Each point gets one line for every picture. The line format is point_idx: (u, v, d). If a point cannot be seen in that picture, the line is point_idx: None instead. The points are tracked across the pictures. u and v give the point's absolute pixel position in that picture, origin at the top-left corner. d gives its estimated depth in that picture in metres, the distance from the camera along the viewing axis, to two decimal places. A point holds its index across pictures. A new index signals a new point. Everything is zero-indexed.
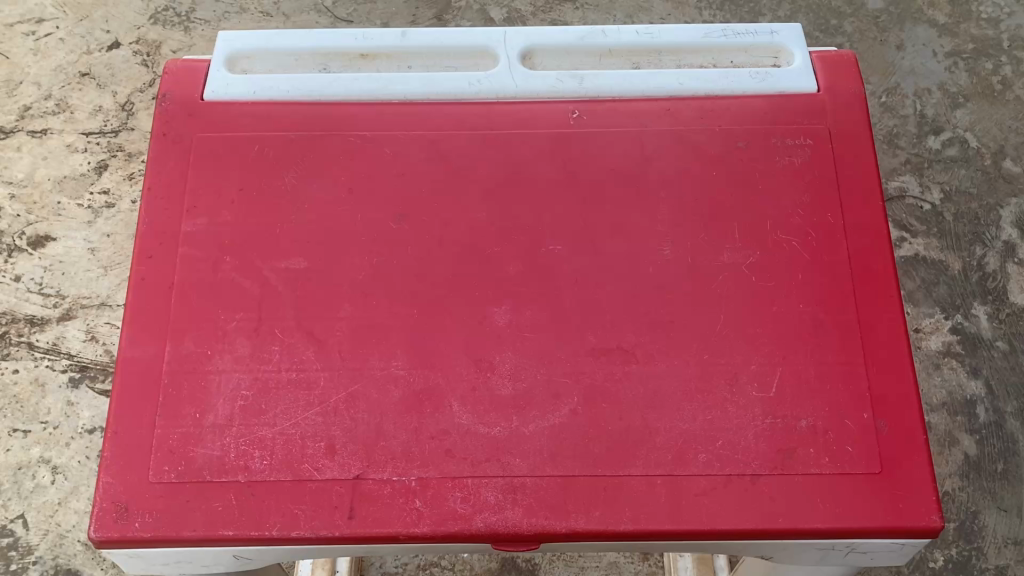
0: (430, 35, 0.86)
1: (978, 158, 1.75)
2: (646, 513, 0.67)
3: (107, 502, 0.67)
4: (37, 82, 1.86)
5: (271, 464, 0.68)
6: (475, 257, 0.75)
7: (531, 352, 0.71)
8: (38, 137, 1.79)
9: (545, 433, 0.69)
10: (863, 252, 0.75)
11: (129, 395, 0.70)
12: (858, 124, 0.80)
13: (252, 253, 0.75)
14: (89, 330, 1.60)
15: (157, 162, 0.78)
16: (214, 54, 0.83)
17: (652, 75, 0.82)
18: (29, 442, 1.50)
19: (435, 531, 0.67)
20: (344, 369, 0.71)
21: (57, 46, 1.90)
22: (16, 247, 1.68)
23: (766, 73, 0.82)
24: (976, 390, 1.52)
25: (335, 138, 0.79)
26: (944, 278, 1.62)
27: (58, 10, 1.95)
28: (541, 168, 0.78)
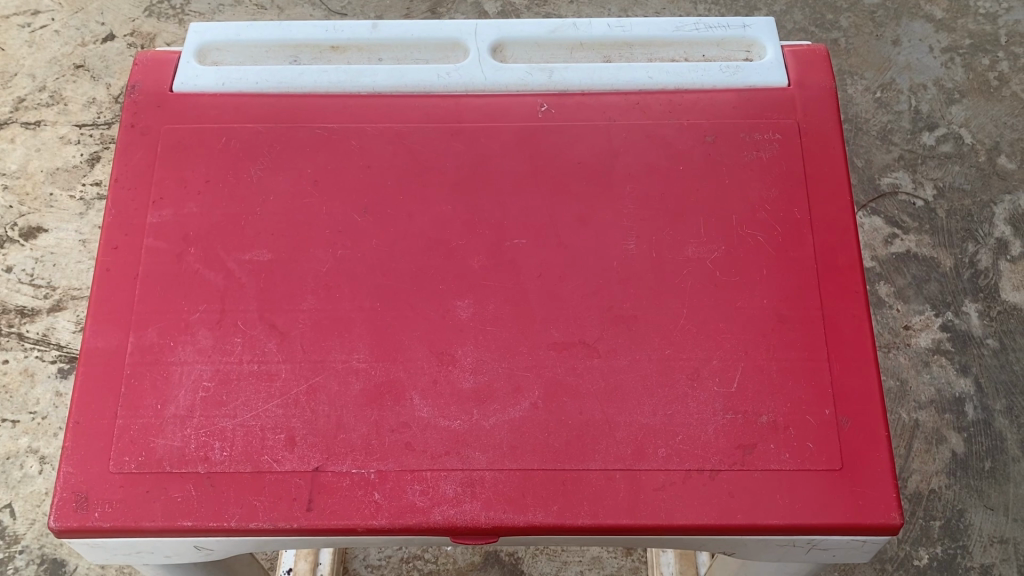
0: (401, 27, 0.85)
1: (972, 154, 1.74)
2: (604, 508, 0.67)
3: (67, 492, 0.67)
4: (31, 73, 1.86)
5: (231, 455, 0.68)
6: (439, 250, 0.75)
7: (492, 346, 0.71)
8: (32, 129, 1.80)
9: (504, 427, 0.69)
10: (830, 248, 0.74)
11: (90, 385, 0.70)
12: (829, 119, 0.79)
13: (216, 245, 0.75)
14: (78, 321, 1.60)
15: (124, 154, 0.78)
16: (185, 46, 0.83)
17: (622, 68, 0.82)
18: (17, 432, 1.51)
19: (393, 524, 0.67)
20: (306, 361, 0.71)
21: (52, 38, 1.91)
22: (8, 238, 1.68)
23: (737, 67, 0.82)
24: (965, 387, 1.51)
25: (302, 130, 0.79)
26: (936, 275, 1.61)
27: (54, 2, 1.96)
28: (508, 161, 0.78)
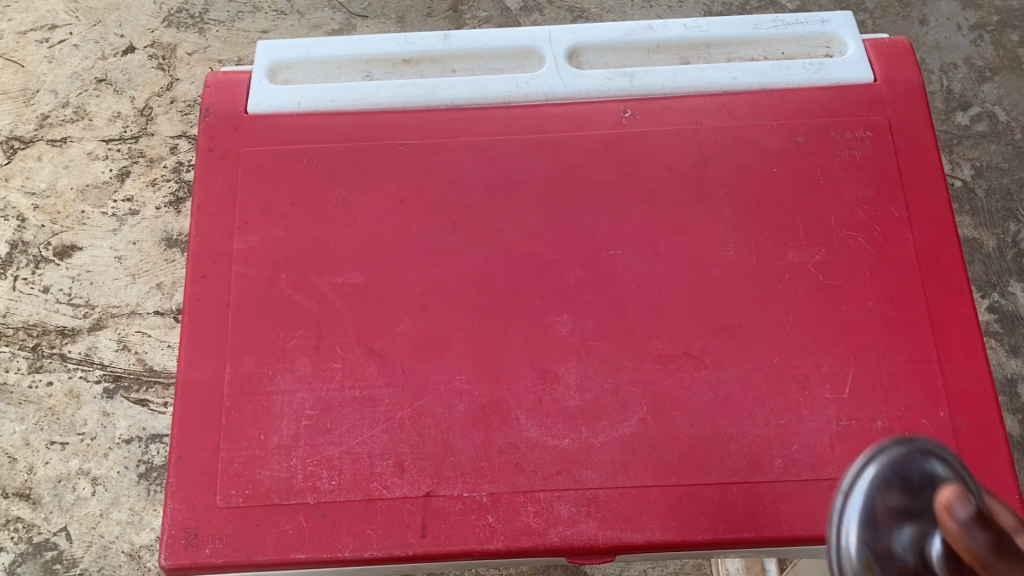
0: (473, 36, 0.84)
1: (1009, 132, 1.47)
2: (723, 522, 0.65)
3: (176, 529, 0.66)
4: (52, 89, 1.47)
5: (340, 484, 0.67)
6: (534, 265, 0.73)
7: (596, 362, 0.70)
8: (55, 147, 1.43)
9: (615, 443, 0.67)
10: (931, 247, 0.73)
11: (190, 418, 0.69)
12: (918, 114, 0.78)
13: (308, 270, 0.73)
14: (122, 340, 1.31)
15: (205, 179, 0.77)
16: (256, 66, 0.82)
17: (705, 70, 0.81)
18: (66, 454, 1.25)
19: (509, 547, 0.65)
20: (408, 384, 0.69)
21: (69, 52, 1.49)
22: (38, 258, 1.36)
23: (821, 65, 0.81)
24: (1018, 368, 1.32)
25: (383, 148, 0.77)
26: (979, 257, 1.39)
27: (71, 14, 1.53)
28: (596, 171, 0.76)
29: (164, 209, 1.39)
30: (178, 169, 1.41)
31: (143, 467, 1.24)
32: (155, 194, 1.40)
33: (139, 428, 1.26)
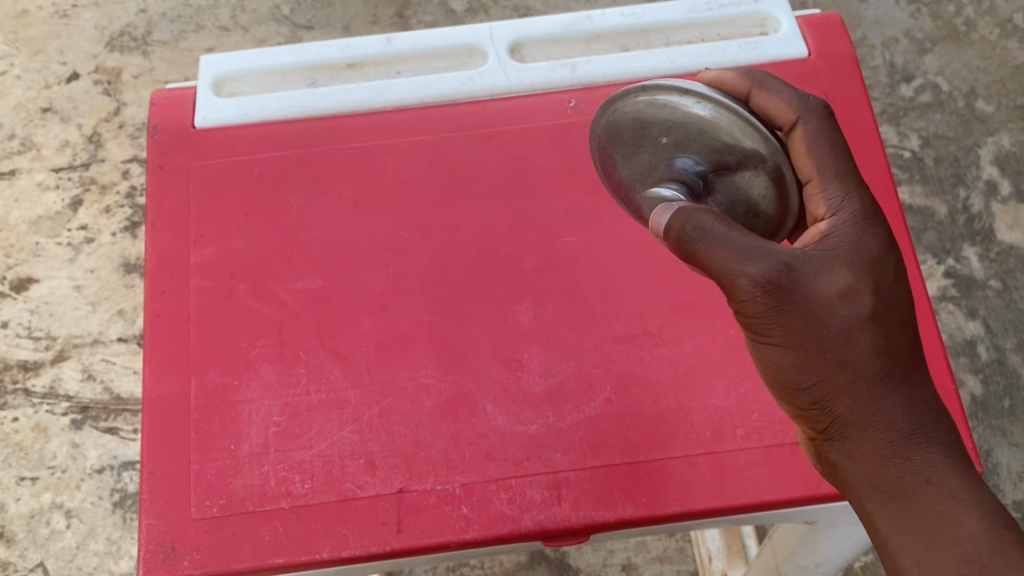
0: (415, 38, 0.85)
1: (950, 101, 1.49)
2: (691, 492, 0.66)
3: (152, 544, 0.66)
4: None
5: (313, 487, 0.67)
6: (491, 257, 0.74)
7: (557, 346, 0.71)
8: (4, 180, 1.41)
9: (582, 425, 0.68)
10: None
11: (158, 433, 0.69)
12: (852, 85, 0.80)
13: (267, 278, 0.73)
14: (86, 369, 1.29)
15: (157, 196, 0.77)
16: (201, 80, 0.82)
17: (644, 56, 0.82)
18: (38, 489, 1.23)
19: (485, 535, 0.65)
20: (374, 384, 0.70)
21: (11, 84, 1.47)
22: None
23: (756, 43, 0.83)
24: (975, 330, 1.35)
25: (334, 152, 0.78)
26: (932, 224, 1.41)
27: (8, 46, 1.50)
28: (545, 161, 0.77)
29: (120, 235, 1.38)
30: (132, 194, 1.40)
31: (117, 496, 1.23)
32: (110, 220, 1.38)
33: (111, 456, 1.25)
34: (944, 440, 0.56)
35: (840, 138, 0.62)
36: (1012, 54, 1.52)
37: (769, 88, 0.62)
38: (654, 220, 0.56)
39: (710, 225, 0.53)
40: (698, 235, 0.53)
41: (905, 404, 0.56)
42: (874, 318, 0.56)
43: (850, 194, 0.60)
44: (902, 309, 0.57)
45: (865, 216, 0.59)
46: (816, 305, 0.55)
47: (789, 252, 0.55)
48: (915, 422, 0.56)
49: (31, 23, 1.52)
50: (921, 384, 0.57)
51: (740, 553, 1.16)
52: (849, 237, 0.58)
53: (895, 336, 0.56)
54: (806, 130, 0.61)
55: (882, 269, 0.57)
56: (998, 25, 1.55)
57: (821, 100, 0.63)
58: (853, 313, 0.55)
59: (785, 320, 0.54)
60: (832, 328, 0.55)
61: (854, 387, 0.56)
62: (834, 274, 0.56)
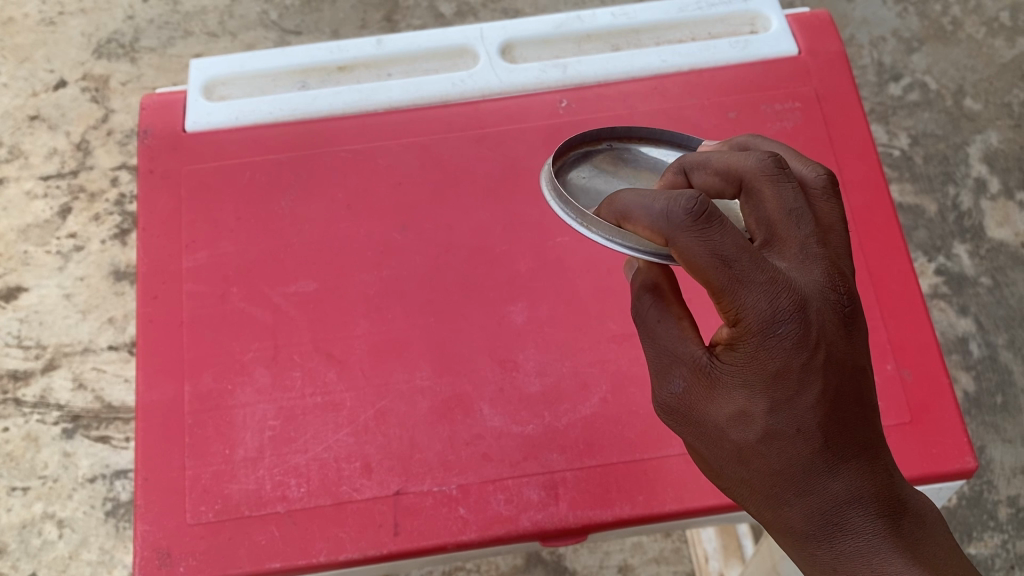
0: (406, 39, 0.85)
1: (939, 100, 1.50)
2: (688, 491, 0.66)
3: (147, 550, 0.65)
4: None
5: (309, 490, 0.67)
6: (484, 258, 0.74)
7: (552, 347, 0.70)
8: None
9: (579, 424, 0.68)
10: (866, 208, 0.75)
11: (153, 438, 0.69)
12: (842, 82, 0.81)
13: (260, 282, 0.73)
14: (77, 378, 1.28)
15: (148, 200, 0.76)
16: (190, 84, 0.82)
17: (635, 56, 0.82)
18: (29, 499, 1.22)
19: (483, 536, 0.65)
20: (370, 387, 0.69)
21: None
22: None
23: (746, 41, 0.83)
24: (967, 327, 1.35)
25: (326, 155, 0.78)
26: (923, 222, 1.42)
27: None
28: (538, 161, 0.77)
29: (109, 242, 1.37)
30: (121, 201, 1.39)
31: (110, 505, 1.22)
32: (99, 228, 1.38)
33: (103, 465, 1.24)
34: (866, 536, 0.48)
35: (723, 241, 0.43)
36: (999, 53, 1.53)
37: (630, 217, 0.47)
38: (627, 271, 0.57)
39: (643, 313, 0.51)
40: (637, 318, 0.52)
41: (813, 511, 0.48)
42: (763, 441, 0.47)
43: (747, 313, 0.44)
44: (801, 418, 0.47)
45: (763, 324, 0.44)
46: (704, 424, 0.49)
47: (683, 365, 0.49)
48: (823, 531, 0.49)
49: (18, 30, 1.51)
50: (837, 482, 0.48)
51: (737, 553, 1.16)
52: (743, 349, 0.46)
53: (792, 450, 0.47)
54: (678, 253, 0.44)
55: (783, 380, 0.46)
56: (984, 24, 1.56)
57: (689, 197, 0.43)
58: (736, 438, 0.48)
59: (682, 435, 0.51)
60: (725, 448, 0.49)
61: (754, 499, 0.50)
62: (723, 394, 0.47)
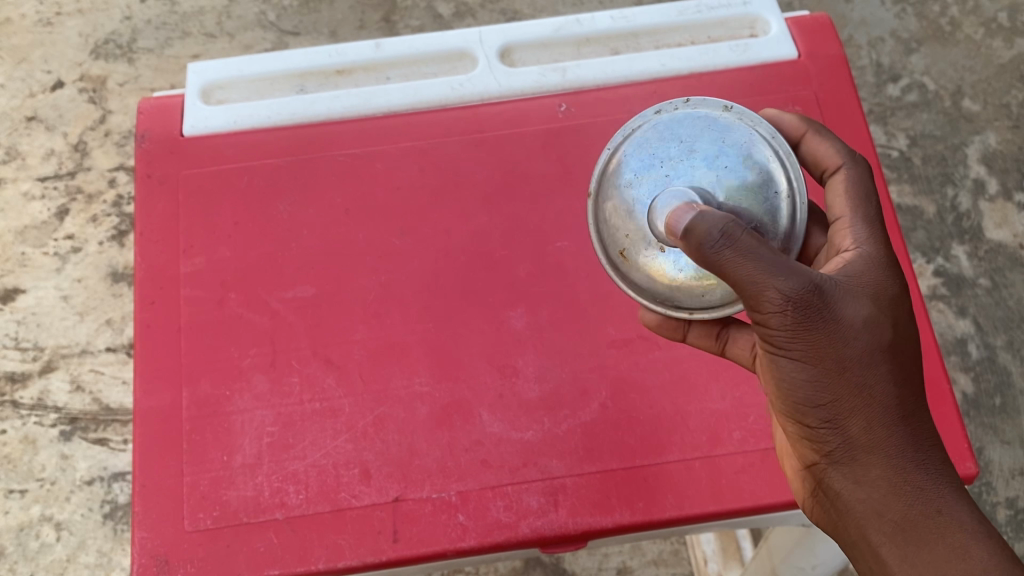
0: (404, 42, 0.85)
1: (937, 101, 1.50)
2: (688, 497, 0.66)
3: (145, 558, 0.65)
4: None
5: (308, 497, 0.66)
6: (484, 263, 0.73)
7: (552, 352, 0.70)
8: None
9: (578, 430, 0.68)
10: None
11: (150, 444, 0.68)
12: (842, 86, 0.80)
13: (258, 287, 0.73)
14: (75, 380, 1.28)
15: (145, 205, 0.76)
16: (188, 88, 0.82)
17: (634, 60, 0.82)
18: (26, 502, 1.22)
19: (482, 543, 0.65)
20: (368, 393, 0.69)
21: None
22: None
23: (746, 45, 0.83)
24: (966, 328, 1.35)
25: (324, 159, 0.77)
26: (921, 223, 1.42)
27: None
28: (537, 165, 0.77)
29: (107, 243, 1.36)
30: (119, 203, 1.39)
31: (108, 507, 1.22)
32: (97, 229, 1.37)
33: (101, 467, 1.24)
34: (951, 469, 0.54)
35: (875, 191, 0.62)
36: (998, 54, 1.53)
37: (824, 133, 0.65)
38: (676, 219, 0.52)
39: (739, 235, 0.49)
40: (725, 245, 0.49)
41: (915, 435, 0.54)
42: (890, 347, 0.54)
43: (876, 237, 0.58)
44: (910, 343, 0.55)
45: (889, 254, 0.57)
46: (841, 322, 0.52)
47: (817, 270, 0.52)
48: (924, 454, 0.54)
49: (14, 31, 1.51)
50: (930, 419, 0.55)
51: (736, 555, 1.15)
52: (877, 267, 0.56)
53: (906, 366, 0.55)
54: (847, 174, 0.62)
55: (903, 302, 0.56)
56: (983, 24, 1.55)
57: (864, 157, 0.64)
58: (873, 340, 0.53)
59: (812, 335, 0.51)
60: (855, 352, 0.53)
61: (868, 412, 0.53)
62: (860, 298, 0.54)
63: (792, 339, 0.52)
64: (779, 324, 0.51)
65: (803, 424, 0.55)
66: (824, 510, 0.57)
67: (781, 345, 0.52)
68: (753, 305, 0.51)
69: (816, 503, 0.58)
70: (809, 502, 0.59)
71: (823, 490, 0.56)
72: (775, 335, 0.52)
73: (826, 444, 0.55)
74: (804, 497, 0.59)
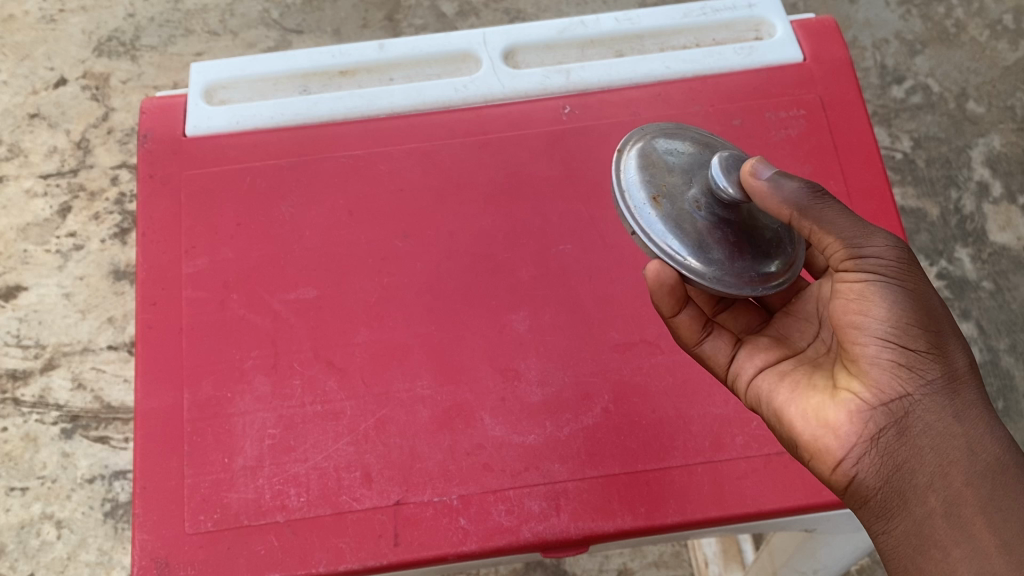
0: (408, 43, 0.85)
1: (941, 103, 1.49)
2: (690, 502, 0.66)
3: (146, 560, 0.65)
4: None
5: (309, 500, 0.66)
6: (487, 265, 0.73)
7: (555, 356, 0.70)
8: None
9: (580, 435, 0.68)
10: (871, 217, 0.75)
11: (151, 446, 0.68)
12: (847, 89, 0.80)
13: (260, 289, 0.72)
14: (76, 378, 1.27)
15: (147, 206, 0.76)
16: (191, 88, 0.82)
17: (639, 62, 0.82)
18: (27, 500, 1.22)
19: (484, 547, 0.65)
20: (369, 396, 0.69)
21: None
22: None
23: (751, 48, 0.82)
24: (968, 331, 1.35)
25: (327, 160, 0.77)
26: (925, 225, 1.41)
27: None
28: (540, 168, 0.77)
29: (109, 241, 1.36)
30: (121, 200, 1.39)
31: (109, 506, 1.22)
32: (99, 227, 1.37)
33: (101, 466, 1.24)
34: None
35: None
36: (1002, 56, 1.52)
37: None
38: (762, 165, 0.57)
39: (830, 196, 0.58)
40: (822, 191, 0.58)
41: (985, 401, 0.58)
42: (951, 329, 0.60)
43: None
44: None
45: None
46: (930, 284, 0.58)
47: None
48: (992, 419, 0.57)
49: (18, 28, 1.51)
50: None
51: (736, 557, 1.14)
52: None
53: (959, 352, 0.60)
54: None
55: None
56: (988, 26, 1.55)
57: None
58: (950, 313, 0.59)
59: (919, 276, 0.57)
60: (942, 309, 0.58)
61: (960, 358, 0.57)
62: None
63: (902, 273, 0.56)
64: (893, 253, 0.56)
65: (906, 350, 0.55)
66: (888, 453, 0.56)
67: (893, 273, 0.56)
68: (861, 238, 0.56)
69: (875, 447, 0.56)
70: (861, 450, 0.56)
71: (901, 427, 0.55)
72: (886, 261, 0.56)
73: (921, 375, 0.55)
74: (856, 444, 0.57)
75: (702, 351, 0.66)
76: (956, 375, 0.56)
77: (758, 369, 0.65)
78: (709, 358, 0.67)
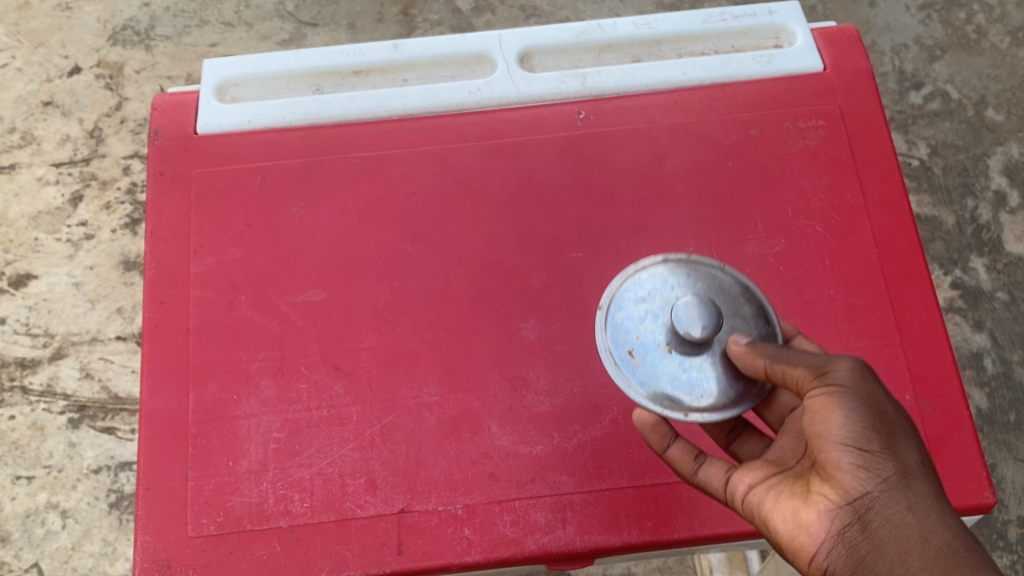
0: (423, 44, 0.84)
1: (960, 110, 1.48)
2: (699, 517, 0.65)
3: (147, 562, 0.65)
4: None
5: (313, 506, 0.66)
6: (497, 272, 0.72)
7: (564, 366, 0.69)
8: (4, 175, 1.39)
9: (588, 447, 0.67)
10: (888, 231, 0.74)
11: (155, 448, 0.68)
12: (867, 100, 0.79)
13: (268, 291, 0.72)
14: (84, 368, 1.27)
15: (157, 203, 0.75)
16: (203, 85, 0.81)
17: (656, 69, 0.81)
18: (33, 488, 1.22)
19: (488, 559, 0.64)
20: (376, 402, 0.68)
21: (12, 76, 1.45)
22: None
23: (770, 56, 0.81)
24: (982, 342, 1.33)
25: (339, 161, 0.76)
26: (940, 234, 1.40)
27: (10, 38, 1.48)
28: (554, 174, 0.76)
29: (120, 231, 1.36)
30: (132, 190, 1.38)
31: (114, 496, 1.22)
32: (110, 217, 1.37)
33: (108, 456, 1.24)
34: None
35: None
36: (1023, 63, 1.50)
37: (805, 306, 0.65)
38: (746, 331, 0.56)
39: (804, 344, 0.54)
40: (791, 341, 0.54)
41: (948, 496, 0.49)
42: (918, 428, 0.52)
43: None
44: None
45: None
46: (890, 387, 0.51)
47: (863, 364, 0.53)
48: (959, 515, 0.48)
49: (33, 15, 1.50)
50: None
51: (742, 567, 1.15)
52: None
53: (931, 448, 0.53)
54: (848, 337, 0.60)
55: None
56: (1009, 33, 1.53)
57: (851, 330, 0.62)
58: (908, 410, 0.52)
59: (873, 381, 0.50)
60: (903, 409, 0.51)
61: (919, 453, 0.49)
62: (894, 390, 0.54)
63: (856, 381, 0.50)
64: (850, 369, 0.50)
65: (863, 450, 0.48)
66: (853, 550, 0.48)
67: (848, 379, 0.50)
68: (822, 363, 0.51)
69: (841, 545, 0.49)
70: (830, 547, 0.49)
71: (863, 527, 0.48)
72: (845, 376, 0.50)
73: (877, 472, 0.48)
74: (825, 542, 0.50)
75: (699, 478, 0.61)
76: (911, 470, 0.48)
77: (750, 485, 0.56)
78: (707, 484, 0.60)
